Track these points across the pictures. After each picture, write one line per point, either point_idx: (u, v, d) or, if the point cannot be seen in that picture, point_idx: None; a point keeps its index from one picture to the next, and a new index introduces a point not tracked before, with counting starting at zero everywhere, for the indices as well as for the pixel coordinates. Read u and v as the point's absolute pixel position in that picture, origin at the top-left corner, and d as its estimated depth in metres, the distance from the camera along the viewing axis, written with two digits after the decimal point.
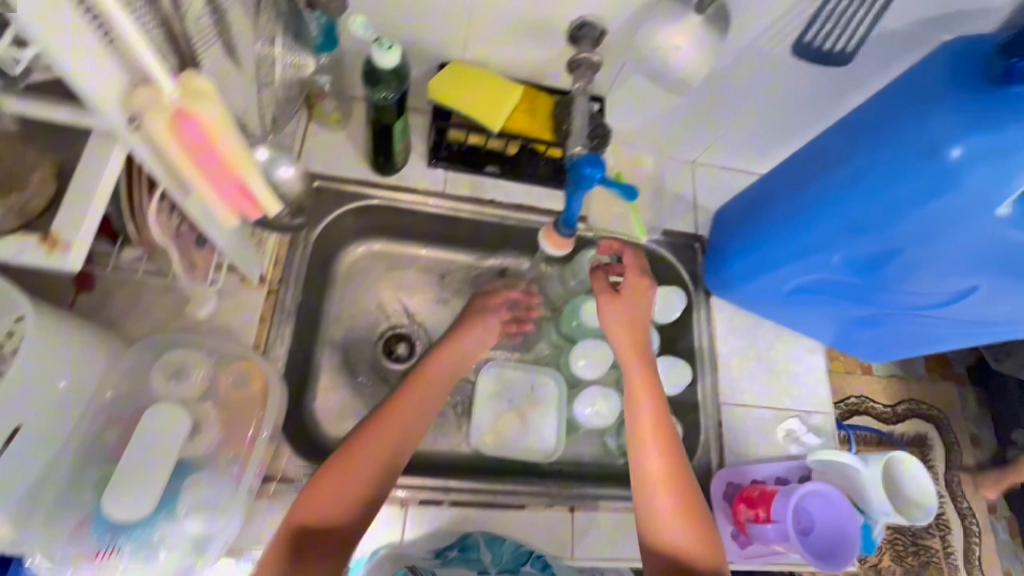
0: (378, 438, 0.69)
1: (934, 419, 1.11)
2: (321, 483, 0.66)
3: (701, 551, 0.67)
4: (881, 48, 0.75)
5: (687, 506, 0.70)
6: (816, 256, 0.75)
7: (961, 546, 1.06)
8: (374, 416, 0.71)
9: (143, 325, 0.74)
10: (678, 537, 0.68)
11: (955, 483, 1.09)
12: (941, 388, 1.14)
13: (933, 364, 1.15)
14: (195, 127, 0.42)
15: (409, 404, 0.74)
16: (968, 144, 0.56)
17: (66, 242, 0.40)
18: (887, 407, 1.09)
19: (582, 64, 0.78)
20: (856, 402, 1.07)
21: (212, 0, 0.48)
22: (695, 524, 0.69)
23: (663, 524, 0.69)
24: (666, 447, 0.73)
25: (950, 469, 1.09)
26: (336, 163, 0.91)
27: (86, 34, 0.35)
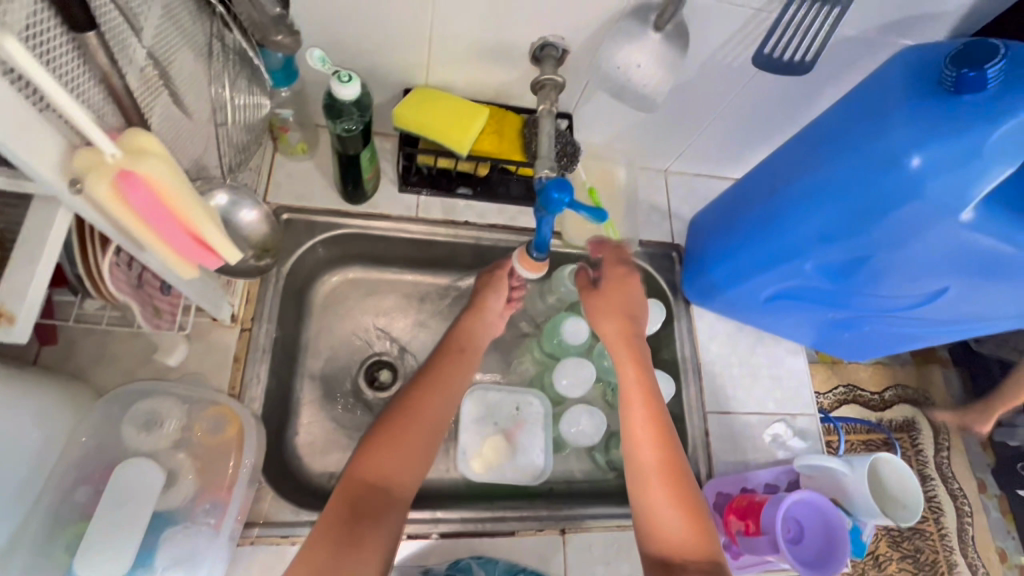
0: (413, 426, 0.72)
1: (921, 403, 1.12)
2: (369, 460, 0.68)
3: (697, 539, 0.67)
4: (839, 52, 0.76)
5: (683, 495, 0.70)
6: (789, 264, 0.76)
7: (955, 526, 1.07)
8: (410, 398, 0.74)
9: (113, 375, 0.73)
10: (675, 523, 0.68)
11: (945, 464, 1.10)
12: (925, 375, 1.15)
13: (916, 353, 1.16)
14: (140, 185, 0.40)
15: (436, 393, 0.76)
16: (926, 152, 0.57)
17: (9, 315, 0.39)
18: (874, 394, 1.10)
19: (546, 85, 0.76)
20: (845, 391, 1.08)
21: (152, 53, 0.48)
22: (689, 512, 0.69)
23: (660, 510, 0.69)
24: (664, 436, 0.73)
25: (939, 451, 1.10)
26: (305, 194, 0.89)
27: (18, 105, 0.34)
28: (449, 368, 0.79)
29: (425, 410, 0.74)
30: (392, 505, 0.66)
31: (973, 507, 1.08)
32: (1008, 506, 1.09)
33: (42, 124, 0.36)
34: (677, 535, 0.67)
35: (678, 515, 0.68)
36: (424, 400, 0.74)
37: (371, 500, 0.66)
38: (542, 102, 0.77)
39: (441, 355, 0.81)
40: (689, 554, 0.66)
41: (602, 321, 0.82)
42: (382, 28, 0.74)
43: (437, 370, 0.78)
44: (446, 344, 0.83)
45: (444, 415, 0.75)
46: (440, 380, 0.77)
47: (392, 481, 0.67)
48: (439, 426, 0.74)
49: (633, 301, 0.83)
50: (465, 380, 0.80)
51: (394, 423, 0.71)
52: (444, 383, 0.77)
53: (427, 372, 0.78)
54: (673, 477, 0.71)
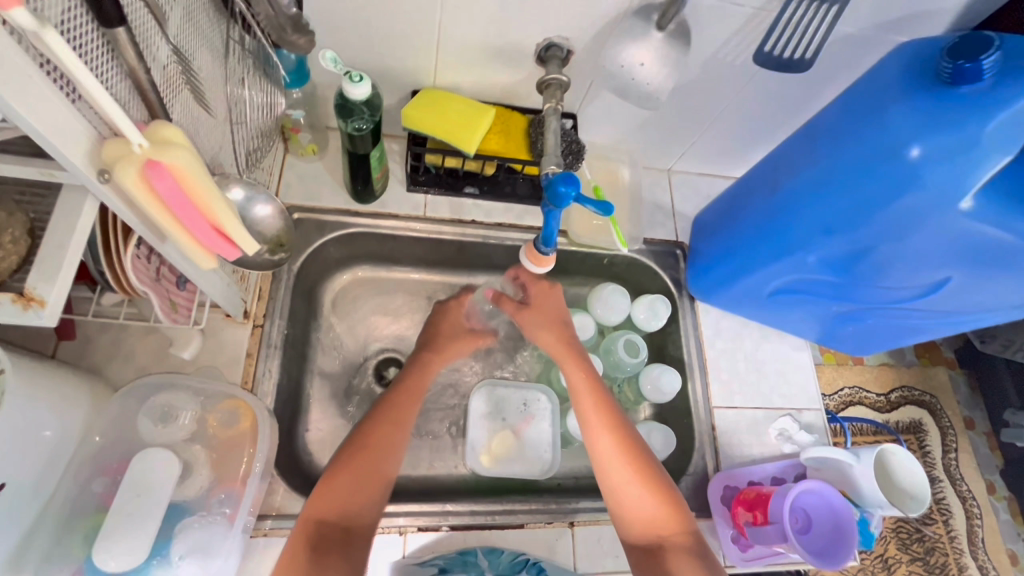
0: (380, 442, 0.72)
1: (927, 404, 1.12)
2: (324, 500, 0.67)
3: (671, 518, 0.69)
4: (838, 50, 0.77)
5: (652, 478, 0.71)
6: (792, 257, 0.77)
7: (964, 529, 1.07)
8: (369, 421, 0.74)
9: (128, 370, 0.74)
10: (649, 510, 0.70)
11: (953, 465, 1.10)
12: (932, 375, 1.15)
13: (921, 352, 1.16)
14: (166, 175, 0.42)
15: (388, 416, 0.75)
16: (925, 143, 0.58)
17: (40, 299, 0.40)
18: (880, 396, 1.10)
19: (551, 85, 0.79)
20: (850, 394, 1.08)
21: (177, 48, 0.50)
22: (661, 493, 0.71)
23: (633, 500, 0.70)
24: (619, 425, 0.75)
25: (946, 452, 1.11)
26: (315, 193, 0.91)
27: (51, 94, 0.35)
28: (397, 393, 0.78)
29: (377, 441, 0.72)
30: (354, 540, 0.66)
31: (982, 508, 1.08)
32: (1017, 507, 1.09)
33: (72, 114, 0.38)
34: (653, 520, 0.70)
35: (650, 500, 0.70)
36: (375, 433, 0.73)
37: (333, 533, 0.65)
38: (548, 100, 0.79)
39: (395, 386, 0.79)
40: (666, 533, 0.69)
41: (535, 334, 0.83)
42: (392, 32, 0.76)
43: (389, 402, 0.76)
44: (404, 373, 0.81)
45: (403, 409, 0.76)
46: (394, 403, 0.77)
47: (353, 518, 0.67)
48: (403, 425, 0.75)
49: (562, 313, 0.85)
50: (421, 397, 0.79)
51: (350, 461, 0.70)
52: (397, 412, 0.76)
53: (380, 408, 0.76)
54: (638, 464, 0.72)
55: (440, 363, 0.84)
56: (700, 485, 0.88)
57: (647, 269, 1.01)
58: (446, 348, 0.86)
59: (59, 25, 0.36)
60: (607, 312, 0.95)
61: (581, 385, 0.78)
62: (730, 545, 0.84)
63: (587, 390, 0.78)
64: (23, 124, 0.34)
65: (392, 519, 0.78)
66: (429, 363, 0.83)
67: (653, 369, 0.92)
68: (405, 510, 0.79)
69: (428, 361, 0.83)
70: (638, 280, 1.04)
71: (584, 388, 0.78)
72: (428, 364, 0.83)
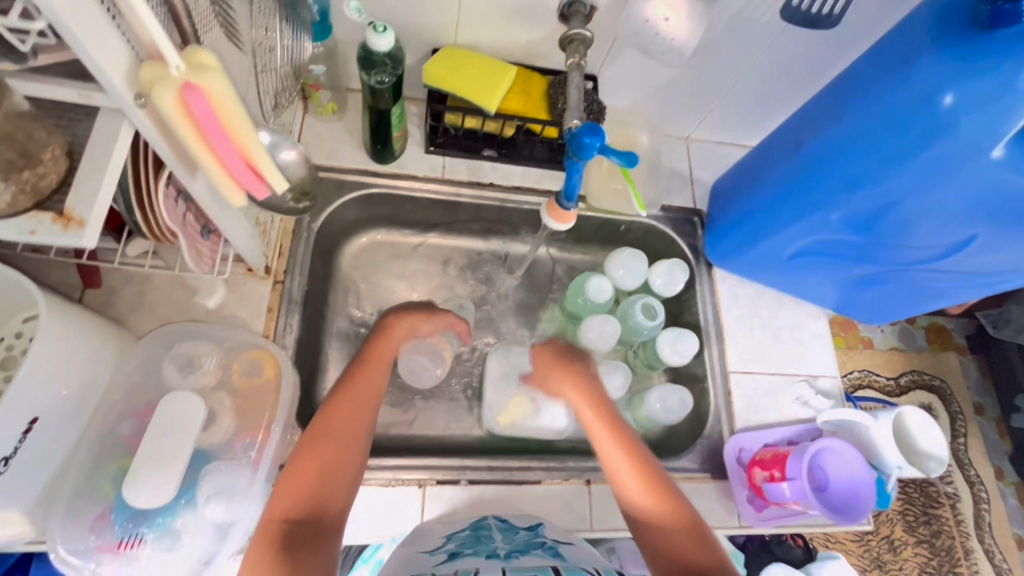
0: (344, 422, 0.68)
1: (937, 389, 1.11)
2: (288, 494, 0.61)
3: (675, 505, 0.66)
4: (868, 7, 0.76)
5: (651, 469, 0.69)
6: (814, 217, 0.76)
7: (971, 514, 1.06)
8: (332, 402, 0.70)
9: (152, 318, 0.75)
10: (652, 500, 0.66)
11: (961, 450, 1.10)
12: (944, 361, 1.14)
13: (933, 336, 1.14)
14: (202, 100, 0.42)
15: (349, 396, 0.70)
16: (958, 90, 0.57)
17: (79, 219, 0.40)
18: (891, 379, 1.08)
19: (575, 40, 0.78)
20: (858, 376, 1.07)
21: None
22: (661, 482, 0.68)
23: (636, 492, 0.67)
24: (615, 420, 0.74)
25: (955, 437, 1.10)
26: (335, 153, 0.91)
27: (95, 6, 0.36)
28: (361, 372, 0.74)
29: (337, 423, 0.67)
30: (326, 531, 0.59)
31: (990, 493, 1.08)
32: None
33: (112, 30, 0.38)
34: (657, 510, 0.66)
35: (652, 490, 0.67)
36: (333, 415, 0.68)
37: (303, 527, 0.59)
38: (570, 57, 0.79)
39: (354, 368, 0.75)
40: (672, 521, 0.65)
41: (562, 387, 0.81)
42: None
43: (346, 383, 0.72)
44: (363, 353, 0.78)
45: (372, 389, 0.72)
46: (354, 382, 0.72)
47: (319, 510, 0.61)
48: (370, 402, 0.71)
49: (566, 352, 0.85)
50: (385, 374, 0.76)
51: (310, 449, 0.64)
52: (358, 390, 0.71)
53: (341, 390, 0.71)
54: (636, 454, 0.70)
55: (398, 336, 0.81)
56: (714, 448, 0.89)
57: (664, 236, 1.01)
58: (419, 314, 0.84)
59: None
60: (625, 277, 0.96)
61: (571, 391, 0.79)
62: (746, 506, 0.84)
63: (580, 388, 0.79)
64: (68, 34, 0.35)
65: (411, 472, 0.79)
66: (389, 343, 0.80)
67: (669, 332, 0.92)
68: (423, 464, 0.80)
69: (386, 342, 0.80)
70: (655, 247, 1.03)
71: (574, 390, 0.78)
72: (390, 339, 0.80)
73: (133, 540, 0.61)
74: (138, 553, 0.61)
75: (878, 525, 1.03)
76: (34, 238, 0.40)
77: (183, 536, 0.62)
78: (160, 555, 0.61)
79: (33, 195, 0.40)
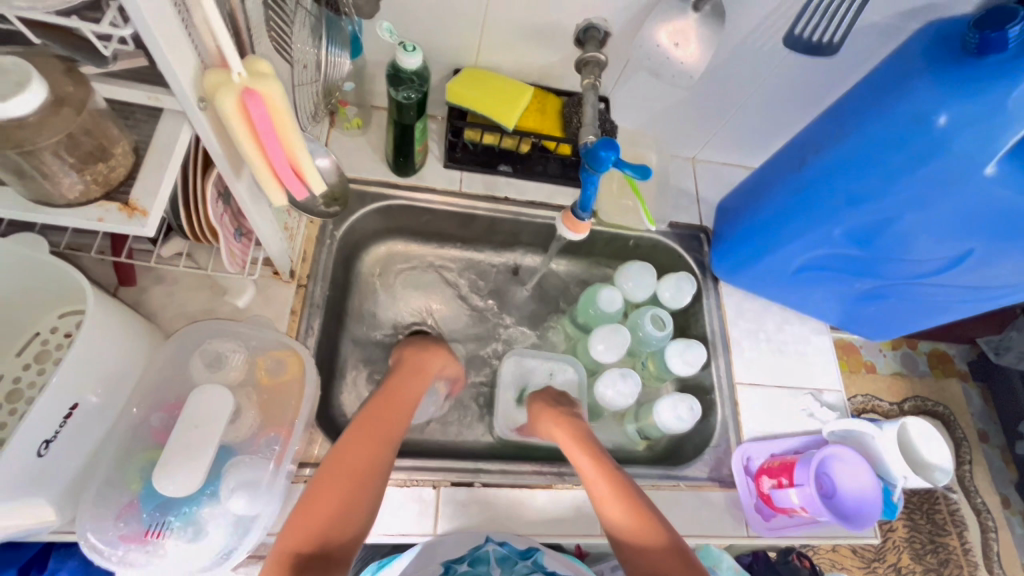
0: (364, 457, 0.67)
1: (941, 416, 1.12)
2: (300, 527, 0.61)
3: (647, 521, 0.67)
4: (864, 37, 0.81)
5: (626, 488, 0.70)
6: (818, 231, 0.80)
7: (979, 543, 1.06)
8: (352, 435, 0.69)
9: (181, 317, 0.78)
10: (624, 519, 0.68)
11: (967, 478, 1.10)
12: (949, 387, 1.14)
13: (935, 362, 1.15)
14: (261, 105, 0.46)
15: (371, 431, 0.70)
16: (952, 111, 0.62)
17: (143, 209, 0.44)
18: (895, 405, 1.08)
19: (590, 63, 0.83)
20: (862, 401, 1.07)
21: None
22: (636, 506, 0.68)
23: (611, 513, 0.69)
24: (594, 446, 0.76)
25: (960, 464, 1.11)
26: (358, 165, 0.95)
27: (174, 18, 0.40)
28: (385, 409, 0.74)
29: (359, 457, 0.67)
30: (335, 566, 0.60)
31: (996, 522, 1.08)
32: None
33: (184, 38, 0.42)
34: (629, 528, 0.68)
35: (624, 509, 0.69)
36: (354, 450, 0.68)
37: (312, 562, 0.59)
38: (586, 78, 0.83)
39: (376, 403, 0.75)
40: (644, 536, 0.66)
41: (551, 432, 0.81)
42: (439, 7, 0.80)
43: (369, 418, 0.72)
44: (388, 389, 0.78)
45: (392, 426, 0.73)
46: (379, 418, 0.73)
47: (330, 544, 0.60)
48: (391, 440, 0.71)
49: (557, 401, 0.86)
50: (409, 414, 0.76)
51: (327, 483, 0.64)
52: (379, 426, 0.71)
53: (362, 423, 0.71)
54: (612, 478, 0.72)
55: (429, 379, 0.83)
56: (722, 459, 0.90)
57: (672, 251, 1.04)
58: (450, 357, 0.88)
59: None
60: (633, 289, 0.99)
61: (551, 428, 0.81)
62: (754, 515, 0.85)
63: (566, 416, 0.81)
64: (151, 42, 0.39)
65: (426, 473, 0.80)
66: (415, 382, 0.81)
67: (677, 343, 0.94)
68: (438, 467, 0.82)
69: (410, 382, 0.80)
70: (663, 262, 1.06)
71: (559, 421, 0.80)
72: (418, 379, 0.81)
73: (159, 528, 0.63)
74: (162, 542, 0.63)
75: (884, 552, 1.03)
76: (101, 225, 0.43)
77: (207, 527, 0.64)
78: (183, 546, 0.63)
79: (103, 187, 0.43)
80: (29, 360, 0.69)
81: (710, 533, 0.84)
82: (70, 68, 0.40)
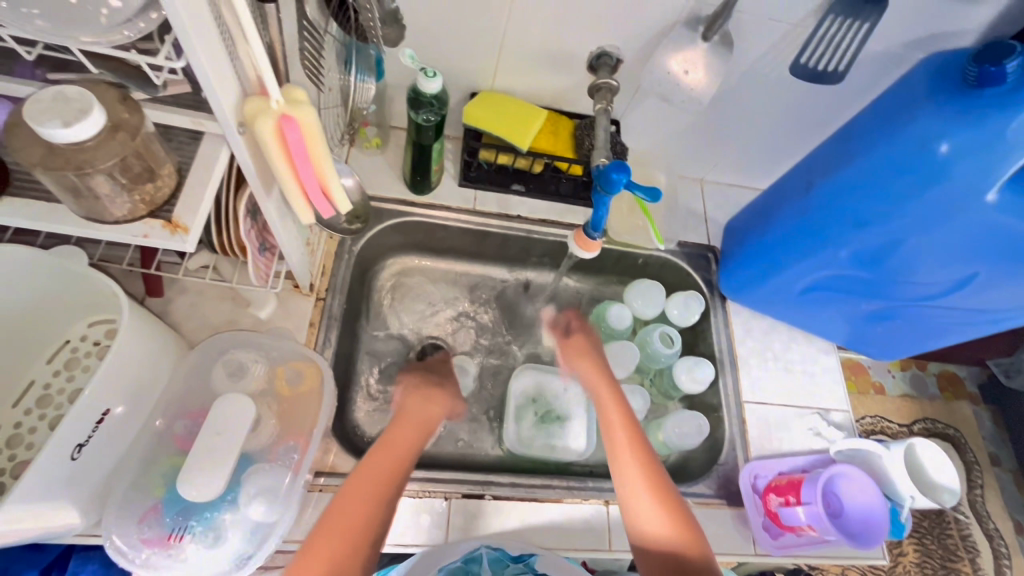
0: (358, 509, 0.63)
1: (951, 438, 1.11)
2: None
3: (687, 534, 0.67)
4: (869, 65, 0.84)
5: (670, 496, 0.70)
6: (825, 253, 0.82)
7: (992, 569, 1.05)
8: (347, 488, 0.65)
9: (204, 327, 0.80)
10: (662, 528, 0.67)
11: (979, 503, 1.09)
12: (959, 409, 1.14)
13: (945, 384, 1.15)
14: (296, 131, 0.49)
15: (365, 482, 0.66)
16: (953, 140, 0.64)
17: (184, 227, 0.46)
18: (904, 426, 1.07)
19: (602, 88, 0.86)
20: (871, 422, 1.06)
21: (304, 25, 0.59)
22: (642, 451, 0.74)
23: (645, 519, 0.69)
24: (642, 445, 0.74)
25: (971, 488, 1.10)
26: (376, 182, 0.98)
27: (221, 50, 0.43)
28: (378, 461, 0.68)
29: (349, 517, 0.62)
30: None
31: (1010, 549, 1.07)
32: None
33: (228, 69, 0.45)
34: (665, 537, 0.67)
35: (664, 518, 0.68)
36: (348, 506, 0.63)
37: None
38: (599, 102, 0.86)
39: (373, 450, 0.70)
40: (682, 548, 0.66)
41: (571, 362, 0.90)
42: (458, 34, 0.84)
43: (364, 469, 0.67)
44: (384, 435, 0.73)
45: (389, 479, 0.67)
46: (374, 468, 0.67)
47: None
48: (385, 496, 0.65)
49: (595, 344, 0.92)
50: (411, 459, 0.71)
51: (319, 542, 0.60)
52: (374, 475, 0.67)
53: (357, 473, 0.67)
54: (658, 483, 0.71)
55: (431, 428, 0.77)
56: (731, 476, 0.91)
57: (680, 270, 1.06)
58: (450, 403, 0.83)
59: None
60: (642, 307, 1.01)
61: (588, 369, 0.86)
62: (762, 533, 0.86)
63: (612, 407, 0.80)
64: (199, 73, 0.42)
65: (438, 484, 0.82)
66: (416, 430, 0.75)
67: (686, 360, 0.95)
68: (450, 479, 0.83)
69: (410, 429, 0.75)
70: (672, 280, 1.08)
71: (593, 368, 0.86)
72: (417, 425, 0.76)
73: (181, 533, 0.65)
74: (183, 546, 0.65)
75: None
76: (147, 241, 0.46)
77: (226, 532, 0.66)
78: (203, 551, 0.65)
79: (150, 205, 0.46)
80: (60, 366, 0.73)
81: (717, 550, 0.85)
82: (125, 97, 0.43)
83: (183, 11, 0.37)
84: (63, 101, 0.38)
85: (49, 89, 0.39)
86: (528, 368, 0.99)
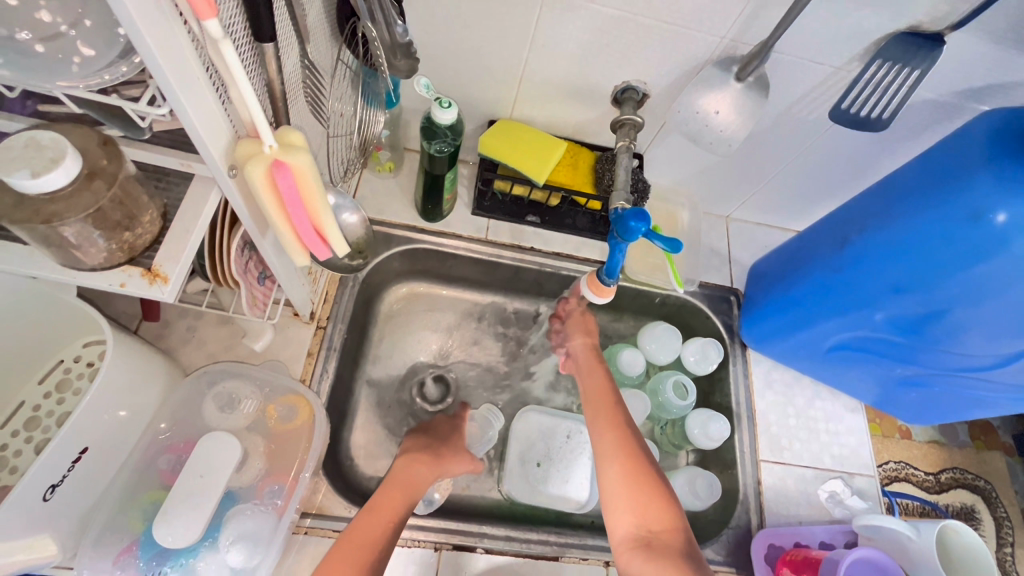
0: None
1: (981, 491, 0.98)
2: None
3: (662, 518, 0.67)
4: (917, 112, 0.78)
5: (648, 479, 0.70)
6: (858, 312, 0.76)
7: None
8: (331, 556, 0.65)
9: (199, 354, 0.78)
10: (635, 511, 0.68)
11: (1008, 562, 0.94)
12: (990, 460, 1.00)
13: (976, 432, 1.02)
14: (288, 177, 0.46)
15: (347, 553, 0.65)
16: (1012, 210, 0.58)
17: (163, 276, 0.44)
18: (929, 474, 0.97)
19: (626, 124, 0.81)
20: (894, 468, 0.95)
21: (306, 58, 0.57)
22: (617, 421, 0.76)
23: (619, 503, 0.69)
24: (626, 430, 0.75)
25: (1001, 547, 0.95)
26: (385, 207, 0.95)
27: (211, 93, 0.40)
28: (363, 529, 0.68)
29: None
30: None
31: None
32: None
33: (219, 112, 0.42)
34: (638, 521, 0.67)
35: (638, 501, 0.69)
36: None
37: None
38: (621, 138, 0.81)
39: (359, 514, 0.70)
40: (656, 531, 0.66)
41: (572, 341, 0.91)
42: (476, 64, 0.81)
43: (347, 537, 0.67)
44: (371, 498, 0.72)
45: (373, 545, 0.67)
46: (357, 537, 0.67)
47: None
48: (368, 565, 0.64)
49: (587, 324, 0.92)
50: (397, 524, 0.70)
51: None
52: (355, 544, 0.66)
53: (341, 540, 0.67)
54: (637, 467, 0.71)
55: (419, 492, 0.75)
56: (742, 542, 0.85)
57: (699, 312, 1.00)
58: (444, 463, 0.81)
59: (228, 28, 0.41)
60: (656, 351, 0.96)
61: (580, 346, 0.89)
62: None
63: (602, 396, 0.81)
64: (183, 120, 0.39)
65: (427, 533, 0.78)
66: (404, 493, 0.74)
67: (700, 414, 0.90)
68: (441, 526, 0.79)
69: (399, 490, 0.74)
70: (689, 322, 1.02)
71: (588, 352, 0.88)
72: (407, 487, 0.75)
73: None
74: None
75: None
76: (123, 289, 0.44)
77: None
78: None
79: (128, 252, 0.44)
80: (50, 388, 0.69)
81: None
82: (106, 141, 0.40)
83: (165, 64, 0.34)
84: (35, 149, 0.36)
85: (22, 134, 0.36)
86: (533, 411, 0.95)
